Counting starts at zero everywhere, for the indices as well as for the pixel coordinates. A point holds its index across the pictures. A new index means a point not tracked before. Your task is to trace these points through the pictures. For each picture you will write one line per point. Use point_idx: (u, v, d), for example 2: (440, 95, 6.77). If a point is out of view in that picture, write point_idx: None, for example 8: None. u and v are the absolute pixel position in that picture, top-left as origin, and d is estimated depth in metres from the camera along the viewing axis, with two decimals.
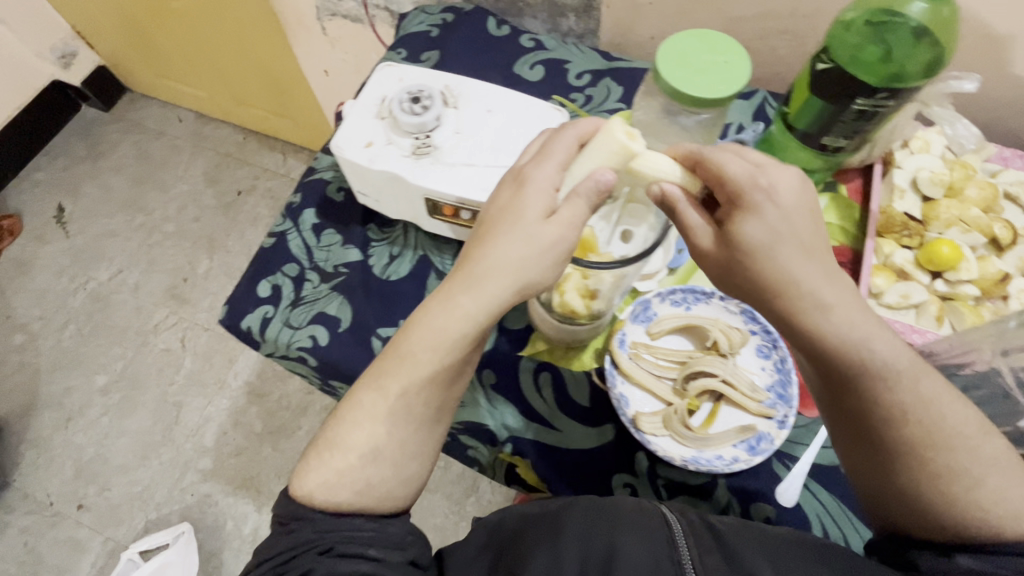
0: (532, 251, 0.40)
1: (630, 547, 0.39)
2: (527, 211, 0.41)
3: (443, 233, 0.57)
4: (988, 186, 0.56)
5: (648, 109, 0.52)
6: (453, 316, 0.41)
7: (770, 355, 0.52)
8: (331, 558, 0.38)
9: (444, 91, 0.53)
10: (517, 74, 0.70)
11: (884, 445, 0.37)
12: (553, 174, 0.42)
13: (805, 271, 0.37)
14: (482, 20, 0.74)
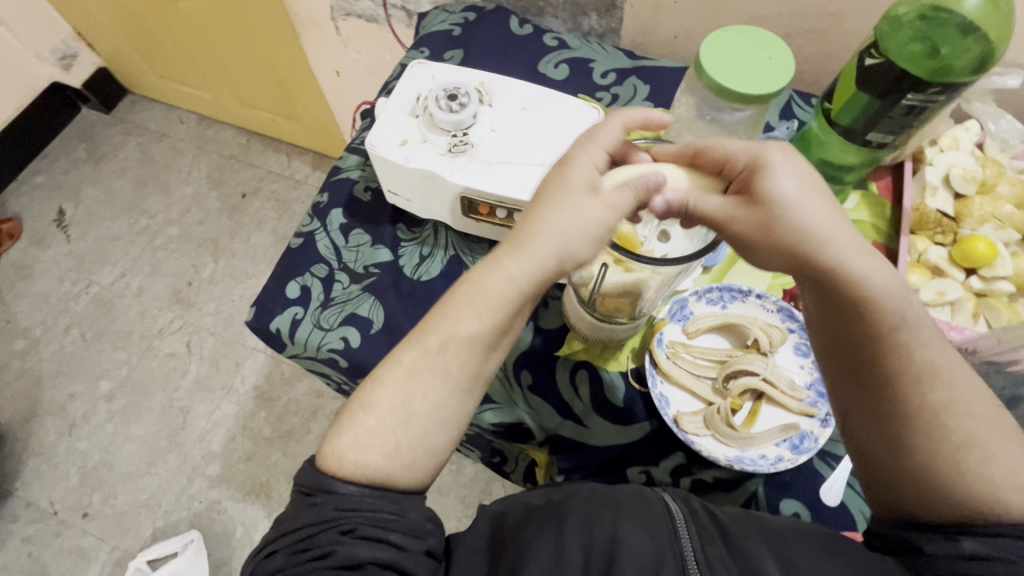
0: (577, 226, 0.38)
1: (632, 538, 0.38)
2: (574, 178, 0.39)
3: (476, 233, 0.56)
4: (1019, 182, 0.56)
5: (688, 107, 0.52)
6: (502, 299, 0.40)
7: (809, 353, 0.51)
8: (354, 543, 0.37)
9: (479, 89, 0.53)
10: (541, 73, 0.70)
11: (904, 408, 0.35)
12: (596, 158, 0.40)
13: (828, 225, 0.35)
14: (505, 20, 0.74)
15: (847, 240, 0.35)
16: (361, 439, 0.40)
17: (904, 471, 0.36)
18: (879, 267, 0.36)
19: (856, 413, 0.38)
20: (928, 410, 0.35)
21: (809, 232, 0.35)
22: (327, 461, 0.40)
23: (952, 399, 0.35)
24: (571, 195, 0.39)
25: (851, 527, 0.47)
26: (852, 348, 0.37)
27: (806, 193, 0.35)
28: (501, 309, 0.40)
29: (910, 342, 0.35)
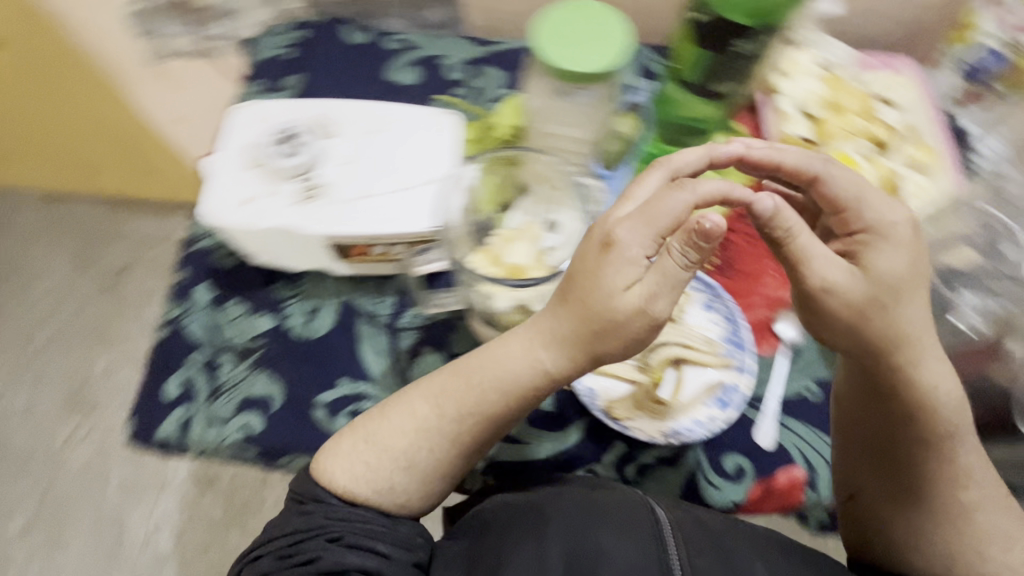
0: (617, 328, 0.37)
1: (618, 548, 0.41)
2: (604, 282, 0.37)
3: (362, 272, 0.52)
4: (861, 96, 0.59)
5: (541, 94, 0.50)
6: (519, 364, 0.41)
7: (716, 307, 0.52)
8: (341, 550, 0.40)
9: (319, 122, 0.48)
10: (392, 81, 0.66)
11: (937, 503, 0.43)
12: (647, 239, 0.37)
13: (921, 329, 0.39)
14: (336, 33, 0.68)
15: (926, 350, 0.39)
16: (355, 479, 0.42)
17: (937, 539, 0.43)
18: (944, 382, 0.40)
19: (875, 486, 0.45)
20: (956, 501, 0.42)
21: (907, 337, 0.38)
22: (321, 474, 0.43)
23: (979, 487, 0.42)
24: (609, 308, 0.37)
25: (788, 463, 0.48)
26: (892, 447, 0.43)
27: (910, 291, 0.38)
28: (525, 388, 0.41)
29: (954, 452, 0.42)
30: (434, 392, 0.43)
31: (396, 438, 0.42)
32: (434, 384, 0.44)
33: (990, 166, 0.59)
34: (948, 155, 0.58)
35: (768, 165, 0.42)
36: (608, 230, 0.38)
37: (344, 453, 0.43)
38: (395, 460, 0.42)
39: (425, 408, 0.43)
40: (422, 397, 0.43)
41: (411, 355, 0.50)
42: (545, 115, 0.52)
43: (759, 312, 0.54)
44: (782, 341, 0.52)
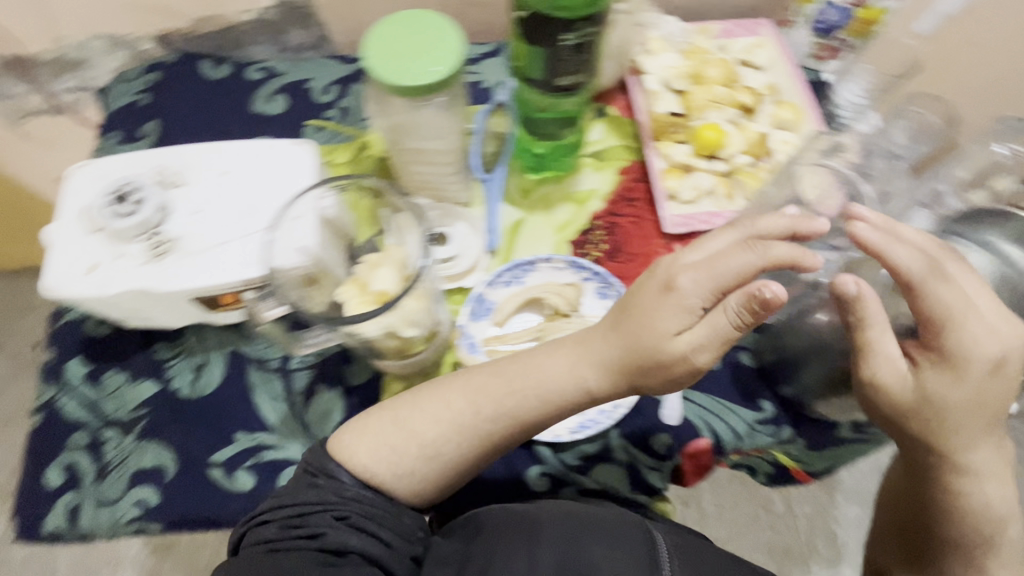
0: (661, 369, 0.40)
1: (608, 560, 0.41)
2: (655, 326, 0.40)
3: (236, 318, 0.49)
4: (722, 63, 0.60)
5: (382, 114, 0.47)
6: (572, 387, 0.43)
7: (608, 294, 0.52)
8: (345, 530, 0.41)
9: (163, 173, 0.46)
10: (257, 112, 0.63)
11: None
12: (703, 290, 0.39)
13: (973, 442, 0.39)
14: (196, 66, 0.66)
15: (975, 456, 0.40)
16: (376, 459, 0.43)
17: None
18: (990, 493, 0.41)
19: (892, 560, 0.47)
20: None
21: (952, 445, 0.39)
22: (340, 451, 0.43)
23: None
24: (659, 347, 0.40)
25: (697, 436, 0.48)
26: (921, 533, 0.45)
27: (975, 413, 0.38)
28: (567, 403, 0.43)
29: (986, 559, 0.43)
30: (473, 389, 0.44)
31: (427, 427, 0.44)
32: (474, 378, 0.45)
33: (855, 115, 0.60)
34: (812, 110, 0.60)
35: (875, 252, 0.37)
36: (672, 277, 0.40)
37: (373, 429, 0.44)
38: (421, 447, 0.43)
39: (461, 403, 0.44)
40: (458, 391, 0.44)
41: (306, 396, 0.49)
42: (409, 131, 0.48)
43: None
44: None
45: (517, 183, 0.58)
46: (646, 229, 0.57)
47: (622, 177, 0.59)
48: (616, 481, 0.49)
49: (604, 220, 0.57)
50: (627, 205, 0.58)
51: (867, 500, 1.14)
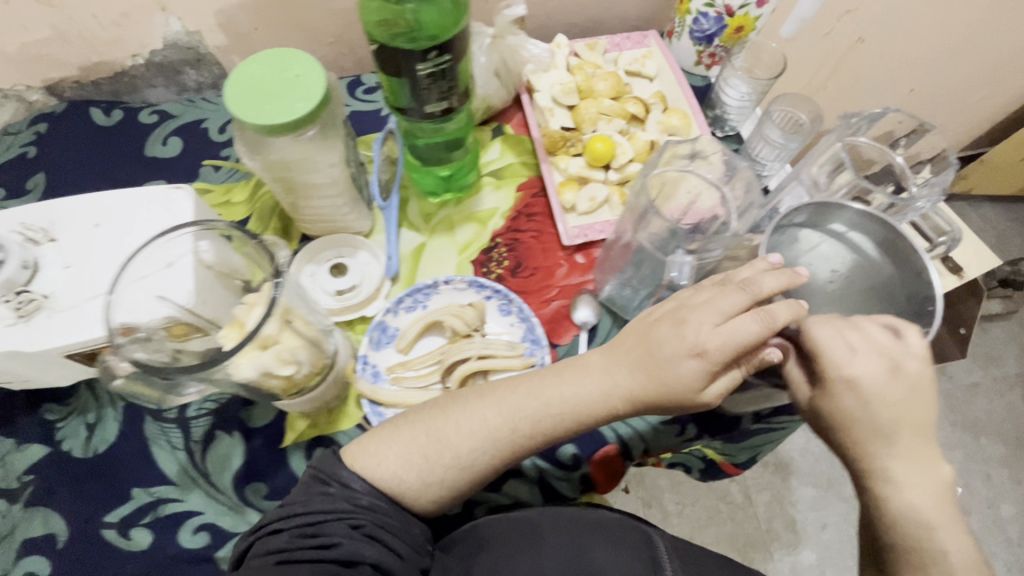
0: (681, 405, 0.41)
1: (609, 559, 0.43)
2: (683, 382, 0.39)
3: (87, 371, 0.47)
4: (610, 75, 0.62)
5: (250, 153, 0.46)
6: (599, 407, 0.42)
7: (511, 309, 0.53)
8: (360, 540, 0.39)
9: (33, 229, 0.45)
10: (151, 156, 0.62)
11: None
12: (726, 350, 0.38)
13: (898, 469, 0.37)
14: (86, 113, 0.64)
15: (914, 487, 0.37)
16: (404, 470, 0.42)
17: None
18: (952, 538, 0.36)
19: None
20: None
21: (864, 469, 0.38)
22: (359, 457, 0.42)
23: None
24: (687, 399, 0.39)
25: (602, 441, 0.49)
26: None
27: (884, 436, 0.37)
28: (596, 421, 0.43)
29: None
30: (507, 406, 0.43)
31: (462, 440, 0.42)
32: (508, 397, 0.43)
33: (739, 116, 0.64)
34: (698, 116, 0.62)
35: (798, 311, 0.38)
36: (696, 343, 0.38)
37: (400, 441, 0.43)
38: (455, 458, 0.42)
39: (495, 420, 0.42)
40: (491, 406, 0.43)
41: (205, 444, 0.47)
42: (297, 167, 0.47)
43: (555, 303, 0.55)
44: (580, 326, 0.54)
45: (419, 208, 0.59)
46: (547, 242, 0.58)
47: (521, 193, 0.60)
48: (528, 494, 0.50)
49: (505, 237, 0.58)
50: (527, 220, 0.59)
51: (822, 481, 1.17)
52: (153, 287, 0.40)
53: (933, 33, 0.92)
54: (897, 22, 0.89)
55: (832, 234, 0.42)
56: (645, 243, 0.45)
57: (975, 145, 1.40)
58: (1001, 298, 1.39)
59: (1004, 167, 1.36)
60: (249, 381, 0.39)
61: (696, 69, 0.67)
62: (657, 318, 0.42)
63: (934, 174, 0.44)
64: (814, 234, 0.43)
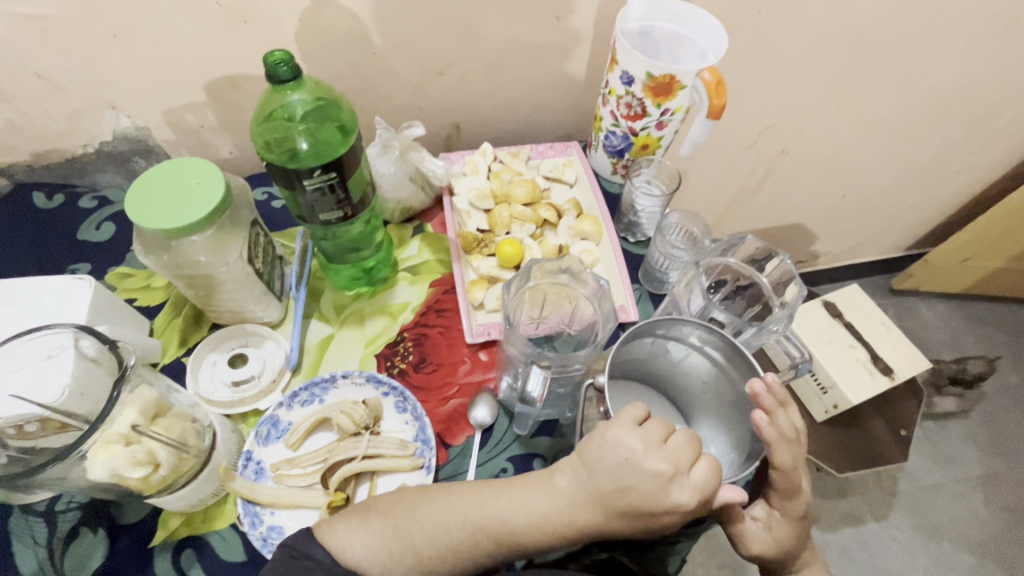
0: (643, 523, 0.40)
1: None
2: (652, 503, 0.39)
3: None
4: (528, 182, 0.66)
5: (152, 252, 0.48)
6: (516, 521, 0.42)
7: (406, 408, 0.53)
8: None
9: None
10: (82, 240, 0.65)
11: None
12: (676, 473, 0.39)
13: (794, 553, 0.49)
14: (29, 198, 0.69)
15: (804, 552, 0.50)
16: (369, 561, 0.41)
17: None
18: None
19: None
20: None
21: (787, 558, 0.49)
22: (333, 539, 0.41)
23: None
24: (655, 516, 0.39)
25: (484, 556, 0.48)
26: None
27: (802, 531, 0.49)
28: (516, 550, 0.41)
29: None
30: (471, 510, 0.42)
31: (428, 544, 0.41)
32: (470, 505, 0.42)
33: (649, 223, 0.68)
34: (610, 224, 0.66)
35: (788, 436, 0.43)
36: (674, 504, 0.38)
37: (369, 528, 0.42)
38: (418, 562, 0.41)
39: (457, 526, 0.42)
40: (456, 515, 0.42)
41: (67, 541, 0.46)
42: (197, 265, 0.49)
43: (453, 402, 0.55)
44: (474, 426, 0.53)
45: (332, 299, 0.61)
46: (454, 337, 0.59)
47: (434, 289, 0.62)
48: None
49: (412, 332, 0.59)
50: (436, 316, 0.60)
51: None
52: (13, 384, 0.41)
53: (852, 146, 0.99)
54: (818, 136, 0.95)
55: (692, 345, 0.47)
56: (514, 352, 0.47)
57: (917, 245, 1.45)
58: (954, 396, 1.39)
59: (947, 267, 1.40)
60: (104, 481, 0.39)
61: (614, 177, 0.72)
62: (599, 451, 0.41)
63: (791, 298, 0.50)
64: (679, 345, 0.47)
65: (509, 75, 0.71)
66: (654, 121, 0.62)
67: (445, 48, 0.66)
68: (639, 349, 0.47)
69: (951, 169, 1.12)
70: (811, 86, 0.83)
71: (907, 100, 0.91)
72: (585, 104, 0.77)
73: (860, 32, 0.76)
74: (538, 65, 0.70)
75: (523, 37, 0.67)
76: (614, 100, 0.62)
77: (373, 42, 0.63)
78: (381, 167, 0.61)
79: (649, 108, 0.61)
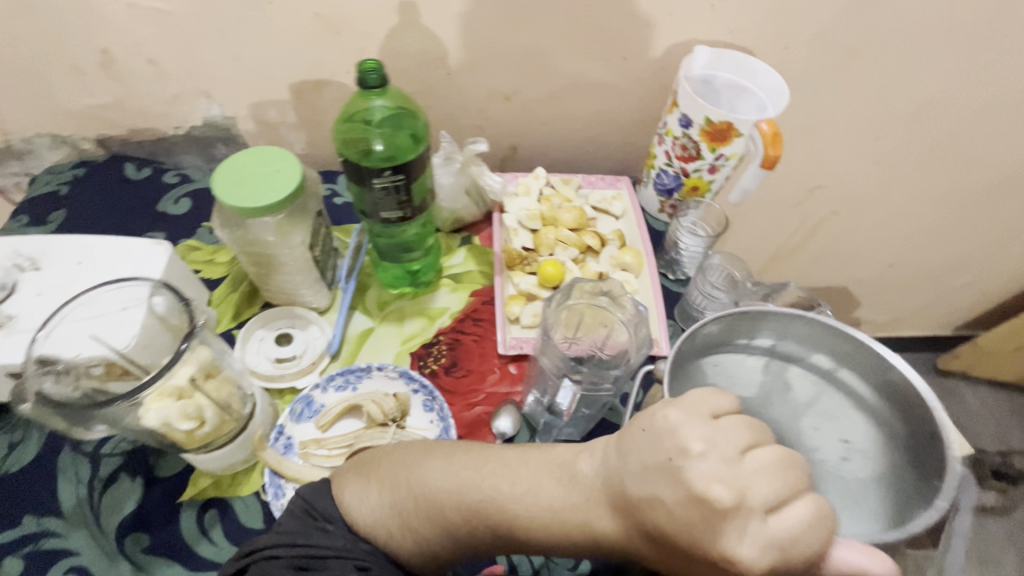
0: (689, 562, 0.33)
1: None
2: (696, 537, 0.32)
3: None
4: (576, 209, 0.68)
5: (229, 226, 0.52)
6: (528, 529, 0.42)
7: (433, 407, 0.55)
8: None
9: (19, 257, 0.51)
10: (161, 211, 0.71)
11: None
12: (746, 514, 0.31)
13: None
14: (121, 168, 0.76)
15: None
16: (378, 523, 0.42)
17: None
18: None
19: None
20: None
21: None
22: (349, 508, 0.42)
23: None
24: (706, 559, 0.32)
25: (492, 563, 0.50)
26: None
27: None
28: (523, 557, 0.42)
29: None
30: (450, 465, 0.42)
31: (414, 510, 0.41)
32: (456, 458, 0.43)
33: (690, 263, 0.69)
34: (651, 259, 0.67)
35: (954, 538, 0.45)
36: (726, 555, 0.31)
37: (372, 491, 0.43)
38: (413, 530, 0.41)
39: (439, 482, 0.41)
40: (439, 466, 0.42)
41: (107, 484, 0.49)
42: (264, 244, 0.53)
43: (478, 409, 0.57)
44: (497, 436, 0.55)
45: (377, 296, 0.64)
46: (487, 347, 0.61)
47: (474, 298, 0.64)
48: None
49: (449, 337, 0.61)
50: (473, 324, 0.62)
51: None
52: (93, 327, 0.45)
53: (904, 215, 0.98)
54: (870, 200, 0.94)
55: (822, 374, 0.45)
56: (548, 363, 0.50)
57: (969, 327, 1.40)
58: (997, 492, 1.33)
59: (998, 353, 1.34)
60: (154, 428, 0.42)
61: (660, 215, 0.73)
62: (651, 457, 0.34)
63: None
64: (804, 374, 0.46)
65: (569, 106, 0.74)
66: (707, 165, 0.64)
67: (511, 77, 0.70)
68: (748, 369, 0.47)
69: (1009, 252, 1.09)
70: (867, 150, 0.84)
71: (967, 176, 0.89)
72: (639, 143, 0.79)
73: (919, 103, 0.76)
74: (598, 100, 0.73)
75: (586, 74, 0.70)
76: (670, 140, 0.65)
77: (448, 63, 0.68)
78: (441, 177, 0.65)
79: (704, 151, 0.63)
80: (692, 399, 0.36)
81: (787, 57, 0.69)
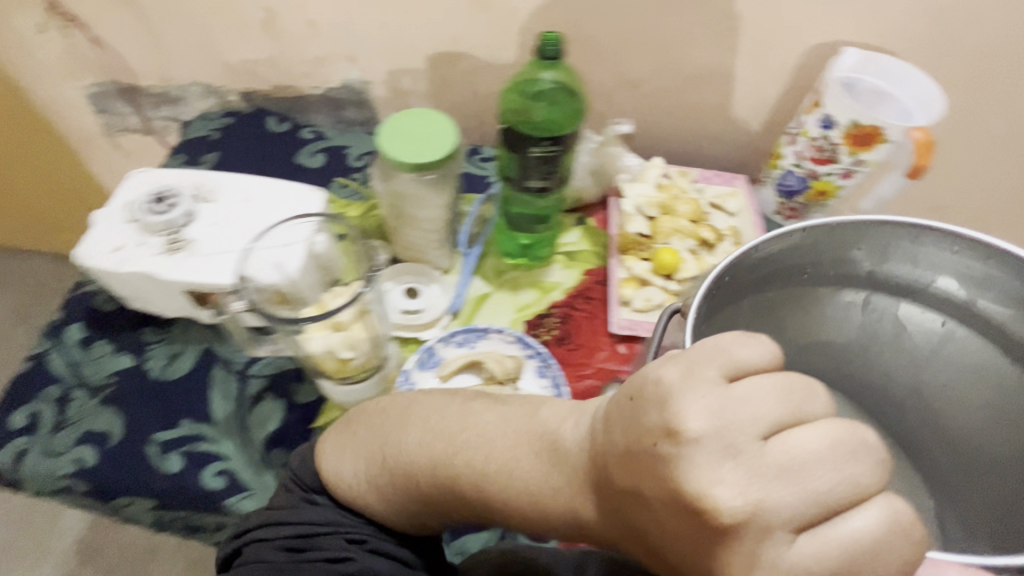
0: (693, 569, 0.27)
1: None
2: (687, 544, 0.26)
3: (190, 312, 0.56)
4: (694, 201, 0.68)
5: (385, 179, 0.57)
6: None
7: (545, 373, 0.57)
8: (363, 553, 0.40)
9: (198, 188, 0.56)
10: (299, 163, 0.76)
11: None
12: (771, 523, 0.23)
13: None
14: (264, 120, 0.82)
15: None
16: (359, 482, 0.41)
17: None
18: None
19: None
20: None
21: None
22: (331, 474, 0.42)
23: None
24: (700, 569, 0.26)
25: None
26: None
27: None
28: None
29: None
30: (427, 422, 0.40)
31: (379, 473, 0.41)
32: (430, 421, 0.40)
33: None
34: None
35: None
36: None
37: (353, 447, 0.42)
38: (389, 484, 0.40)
39: (415, 442, 0.40)
40: (415, 433, 0.40)
41: (253, 401, 0.54)
42: (411, 200, 0.56)
43: (588, 381, 0.58)
44: None
45: (494, 263, 0.66)
46: (597, 324, 0.62)
47: (587, 277, 0.66)
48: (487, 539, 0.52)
49: (561, 310, 0.63)
50: (585, 301, 0.64)
51: None
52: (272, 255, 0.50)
53: None
54: None
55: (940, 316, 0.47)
56: None
57: None
58: None
59: None
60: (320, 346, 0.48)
61: (775, 217, 0.72)
62: (632, 450, 0.27)
63: None
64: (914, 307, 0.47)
65: (695, 99, 0.74)
66: (841, 170, 0.63)
67: (642, 65, 0.70)
68: (854, 315, 0.49)
69: None
70: None
71: None
72: (759, 143, 0.77)
73: None
74: (726, 96, 0.72)
75: (719, 68, 0.69)
76: (804, 141, 0.64)
77: (583, 46, 0.69)
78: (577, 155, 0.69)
79: (842, 155, 0.62)
80: (703, 351, 0.27)
81: (951, 68, 0.64)
